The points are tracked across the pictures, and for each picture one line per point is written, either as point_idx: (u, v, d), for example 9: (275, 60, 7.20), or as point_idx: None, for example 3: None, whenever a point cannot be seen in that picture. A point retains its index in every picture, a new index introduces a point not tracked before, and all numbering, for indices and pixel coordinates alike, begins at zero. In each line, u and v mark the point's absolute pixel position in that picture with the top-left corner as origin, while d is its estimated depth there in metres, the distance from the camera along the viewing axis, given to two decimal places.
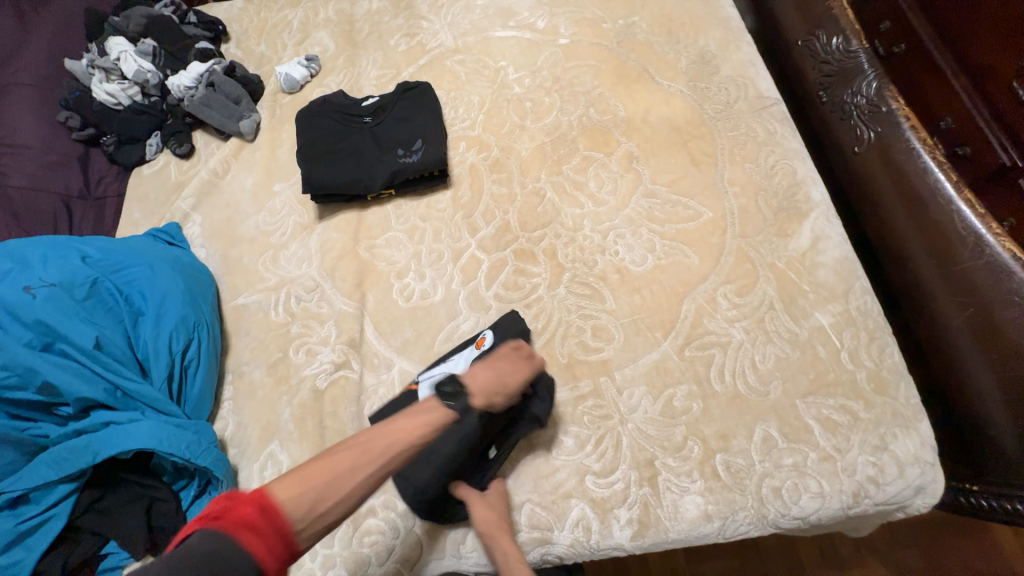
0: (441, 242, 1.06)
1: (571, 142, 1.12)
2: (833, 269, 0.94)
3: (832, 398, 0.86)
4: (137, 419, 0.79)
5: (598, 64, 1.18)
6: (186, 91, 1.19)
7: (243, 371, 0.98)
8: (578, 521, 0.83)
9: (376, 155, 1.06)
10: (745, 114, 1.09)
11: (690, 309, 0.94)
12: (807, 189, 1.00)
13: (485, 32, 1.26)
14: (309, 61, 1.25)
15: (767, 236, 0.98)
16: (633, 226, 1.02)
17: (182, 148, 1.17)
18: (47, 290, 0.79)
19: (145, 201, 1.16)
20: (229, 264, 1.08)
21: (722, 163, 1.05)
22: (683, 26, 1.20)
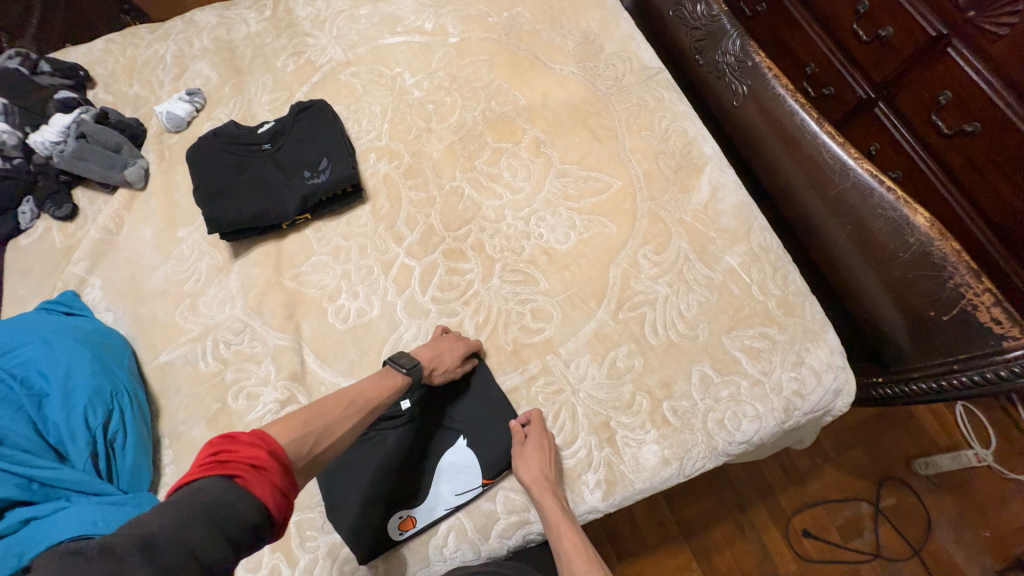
0: (368, 257, 1.05)
1: (480, 136, 1.14)
2: (733, 214, 1.03)
3: (752, 328, 0.94)
4: (63, 508, 0.72)
5: (491, 57, 1.21)
6: (54, 147, 1.07)
7: (181, 431, 0.92)
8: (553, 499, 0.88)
9: (281, 181, 1.03)
10: (634, 85, 1.16)
11: (617, 275, 0.99)
12: (699, 146, 1.09)
13: (374, 41, 1.25)
14: (191, 95, 1.18)
15: (672, 194, 1.05)
16: (552, 207, 1.06)
17: (62, 210, 1.07)
18: None
19: (29, 274, 1.05)
20: (142, 323, 1.00)
21: (622, 134, 1.11)
22: (564, 10, 1.25)
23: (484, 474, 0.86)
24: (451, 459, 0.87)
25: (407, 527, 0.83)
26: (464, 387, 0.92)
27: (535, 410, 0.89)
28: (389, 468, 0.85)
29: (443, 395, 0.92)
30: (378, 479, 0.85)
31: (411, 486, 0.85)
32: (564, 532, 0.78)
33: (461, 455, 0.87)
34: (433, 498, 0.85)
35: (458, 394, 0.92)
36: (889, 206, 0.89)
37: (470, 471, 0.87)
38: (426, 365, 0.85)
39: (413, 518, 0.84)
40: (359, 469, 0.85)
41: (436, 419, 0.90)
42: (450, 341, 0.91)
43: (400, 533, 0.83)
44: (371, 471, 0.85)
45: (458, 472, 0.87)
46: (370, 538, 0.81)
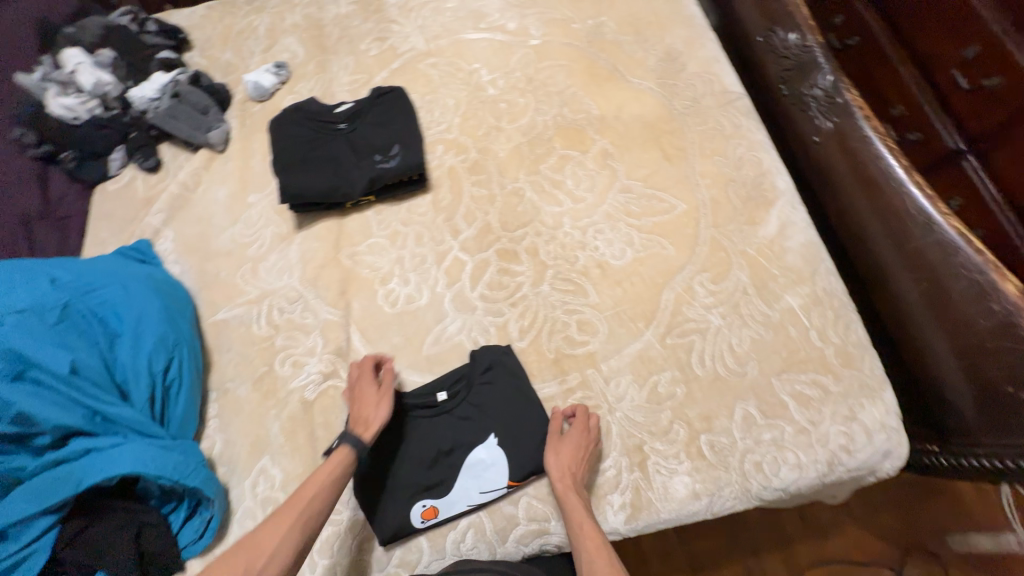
0: (424, 246, 1.07)
1: (548, 141, 1.14)
2: (799, 253, 0.99)
3: (805, 374, 0.90)
4: (121, 444, 0.77)
5: (570, 64, 1.21)
6: (151, 103, 1.15)
7: (228, 387, 0.96)
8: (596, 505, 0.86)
9: (353, 161, 1.06)
10: (712, 108, 1.14)
11: (670, 298, 0.97)
12: (772, 179, 1.06)
13: (457, 35, 1.27)
14: (278, 68, 1.23)
15: (738, 224, 1.02)
16: (612, 221, 1.05)
17: (149, 162, 1.14)
18: (15, 317, 0.75)
19: (112, 219, 1.12)
20: (206, 279, 1.05)
21: (693, 156, 1.09)
22: (650, 25, 1.24)
23: (511, 477, 0.86)
24: (481, 456, 0.87)
25: (430, 515, 0.85)
26: (501, 386, 0.93)
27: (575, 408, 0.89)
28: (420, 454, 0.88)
29: (479, 393, 0.92)
30: (410, 463, 0.88)
31: (439, 475, 0.87)
32: (585, 531, 0.78)
33: (490, 453, 0.88)
34: (458, 491, 0.86)
35: (494, 394, 0.92)
36: (975, 268, 0.83)
37: (497, 471, 0.87)
38: (359, 428, 0.84)
39: (436, 509, 0.85)
40: (392, 450, 0.89)
41: (471, 413, 0.91)
42: (364, 390, 0.88)
43: (421, 521, 0.85)
44: (403, 454, 0.88)
45: (482, 467, 0.87)
46: (393, 520, 0.84)
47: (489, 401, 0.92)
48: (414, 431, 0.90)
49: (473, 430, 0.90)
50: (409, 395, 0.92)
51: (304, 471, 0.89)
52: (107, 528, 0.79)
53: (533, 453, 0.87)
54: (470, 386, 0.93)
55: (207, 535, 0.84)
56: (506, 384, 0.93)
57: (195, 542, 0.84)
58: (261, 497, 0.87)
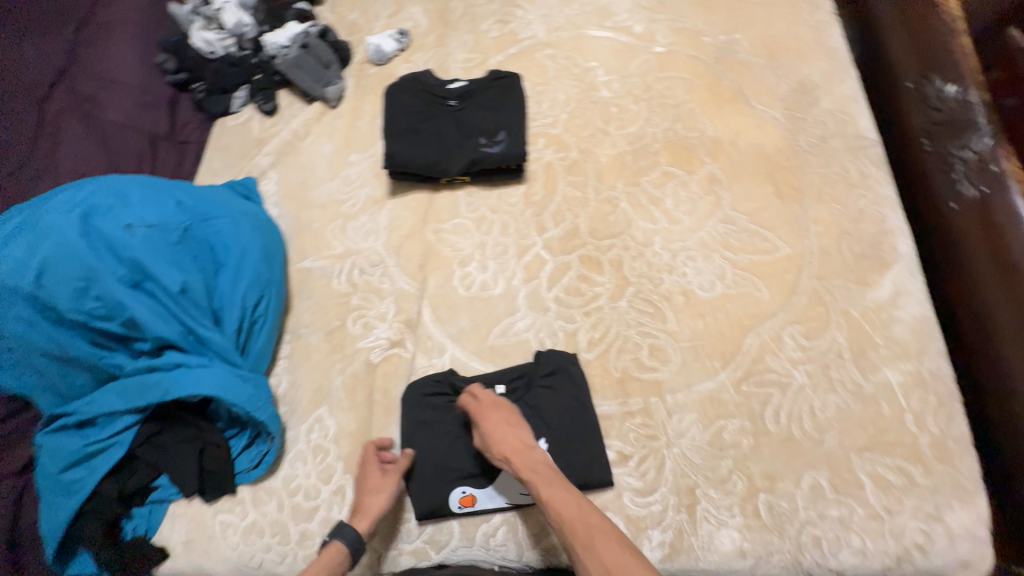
0: (508, 236, 1.06)
1: (653, 154, 1.10)
2: (910, 326, 0.90)
3: (890, 458, 0.83)
4: (205, 365, 0.81)
5: (691, 78, 1.16)
6: (281, 50, 1.20)
7: (301, 333, 1.00)
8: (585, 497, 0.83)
9: (457, 139, 1.06)
10: (840, 151, 1.05)
11: (754, 343, 0.92)
12: (893, 240, 0.96)
13: (579, 29, 1.25)
14: (401, 36, 1.25)
15: (845, 281, 0.94)
16: (706, 250, 1.00)
17: (268, 105, 1.20)
18: (145, 230, 0.81)
19: (225, 152, 1.19)
20: (299, 226, 1.10)
21: (808, 199, 1.02)
22: (787, 51, 1.16)
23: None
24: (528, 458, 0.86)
25: (467, 503, 0.85)
26: (560, 393, 0.91)
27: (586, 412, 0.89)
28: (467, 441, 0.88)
29: (537, 396, 0.90)
30: (455, 448, 0.88)
31: (481, 466, 0.87)
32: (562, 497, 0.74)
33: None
34: (499, 487, 0.86)
35: (552, 400, 0.90)
36: None
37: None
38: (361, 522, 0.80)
39: (474, 498, 0.85)
40: (440, 430, 0.89)
41: (526, 412, 0.90)
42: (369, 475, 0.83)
43: (458, 507, 0.85)
44: (450, 437, 0.88)
45: None
46: (431, 498, 0.85)
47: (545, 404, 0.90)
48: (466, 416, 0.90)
49: None
50: (468, 379, 0.92)
51: (356, 429, 0.92)
52: (179, 438, 0.85)
53: (581, 468, 0.85)
54: (529, 384, 0.91)
55: (260, 467, 0.88)
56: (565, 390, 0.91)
57: (248, 470, 0.88)
58: (313, 444, 0.91)
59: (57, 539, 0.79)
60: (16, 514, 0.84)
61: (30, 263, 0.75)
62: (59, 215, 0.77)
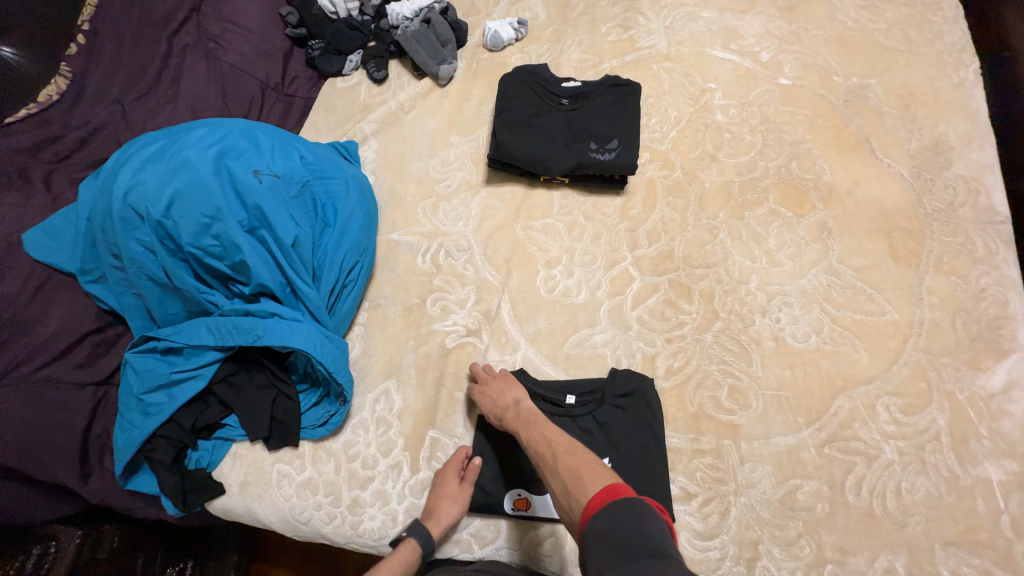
0: (598, 246, 1.04)
1: (762, 189, 1.05)
2: (1020, 423, 0.84)
3: (977, 558, 0.77)
4: (298, 320, 0.82)
5: (815, 117, 1.10)
6: (402, 21, 1.20)
7: (380, 303, 1.01)
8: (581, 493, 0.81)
9: (566, 141, 1.04)
10: (967, 222, 0.98)
11: (843, 407, 0.87)
12: (1015, 327, 0.90)
13: (703, 47, 1.20)
14: (519, 25, 1.23)
15: (955, 361, 0.88)
16: (806, 299, 0.95)
17: (379, 74, 1.21)
18: (271, 179, 0.82)
19: (331, 112, 1.21)
20: (393, 198, 1.10)
21: (925, 266, 0.95)
22: (924, 105, 1.09)
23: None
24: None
25: (521, 505, 0.83)
26: (632, 414, 0.88)
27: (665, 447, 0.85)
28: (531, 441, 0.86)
29: (609, 412, 0.88)
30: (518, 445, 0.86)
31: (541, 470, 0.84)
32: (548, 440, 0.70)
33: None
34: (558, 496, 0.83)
35: (624, 419, 0.87)
36: None
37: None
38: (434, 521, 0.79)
39: (529, 501, 0.83)
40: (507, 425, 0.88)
41: (592, 428, 0.87)
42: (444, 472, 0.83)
43: (512, 508, 0.83)
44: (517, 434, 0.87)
45: None
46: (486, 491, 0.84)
47: (611, 425, 0.87)
48: None
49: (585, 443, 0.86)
50: (538, 382, 0.91)
51: (421, 409, 0.92)
52: (256, 384, 0.87)
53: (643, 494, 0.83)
54: (599, 401, 0.88)
55: (324, 427, 0.89)
56: (635, 413, 0.88)
57: (313, 427, 0.90)
58: (377, 415, 0.92)
59: (129, 455, 0.82)
60: (90, 423, 0.86)
61: (162, 192, 0.77)
62: (195, 150, 0.79)
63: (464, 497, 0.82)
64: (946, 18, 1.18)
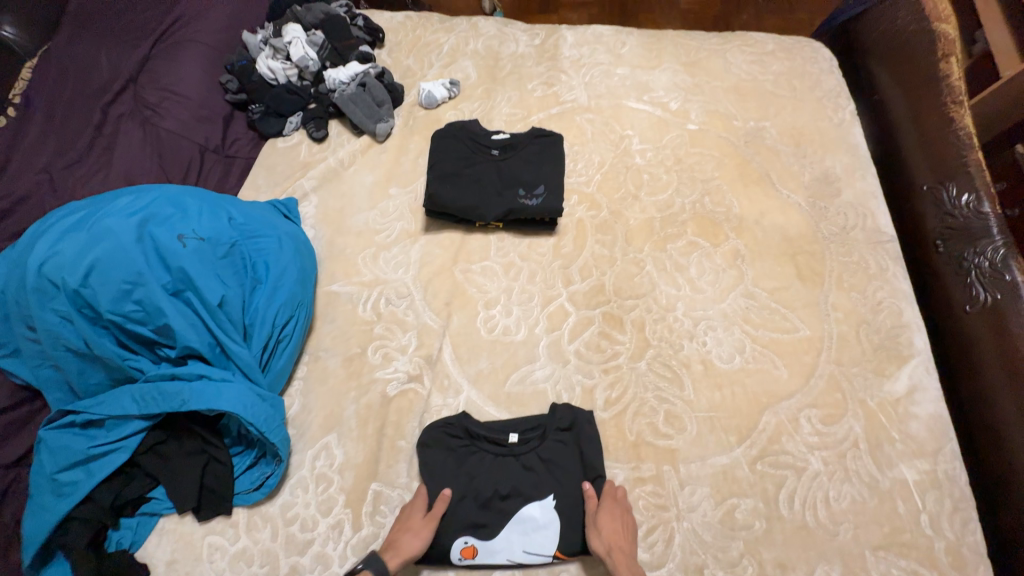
0: (534, 285, 1.08)
1: (681, 224, 1.14)
2: (926, 424, 0.91)
3: (904, 560, 0.81)
4: (227, 380, 0.81)
5: (721, 157, 1.22)
6: (340, 85, 1.29)
7: (320, 355, 1.00)
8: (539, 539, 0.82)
9: (497, 189, 1.11)
10: (860, 243, 1.10)
11: (770, 422, 0.92)
12: (910, 334, 0.98)
13: (619, 99, 1.33)
14: (452, 85, 1.33)
15: (863, 370, 0.96)
16: (727, 322, 1.02)
17: (319, 133, 1.26)
18: (196, 243, 0.83)
19: (271, 171, 1.24)
20: (333, 250, 1.12)
21: (829, 285, 1.05)
22: (813, 142, 1.23)
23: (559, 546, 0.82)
24: (534, 512, 0.84)
25: (467, 555, 0.81)
26: (573, 448, 0.89)
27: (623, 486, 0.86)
28: (474, 486, 0.86)
29: (550, 448, 0.89)
30: (464, 492, 0.85)
31: (487, 513, 0.84)
32: None
33: (546, 509, 0.84)
34: (503, 538, 0.82)
35: (564, 454, 0.89)
36: None
37: (549, 537, 0.82)
38: None
39: (474, 551, 0.82)
40: (450, 472, 0.87)
41: (535, 465, 0.88)
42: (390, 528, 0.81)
43: (459, 558, 0.81)
44: (461, 481, 0.86)
45: (538, 531, 0.83)
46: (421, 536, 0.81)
47: (555, 460, 0.88)
48: (474, 463, 0.88)
49: (533, 484, 0.86)
50: (480, 425, 0.91)
51: (362, 462, 0.90)
52: (184, 451, 0.84)
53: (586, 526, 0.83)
54: (542, 438, 0.90)
55: (259, 491, 0.86)
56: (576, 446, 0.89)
57: (247, 492, 0.86)
58: (317, 472, 0.89)
59: (36, 542, 0.75)
60: None
61: (79, 262, 0.76)
62: (117, 219, 0.80)
63: (420, 535, 0.79)
64: (823, 69, 1.35)
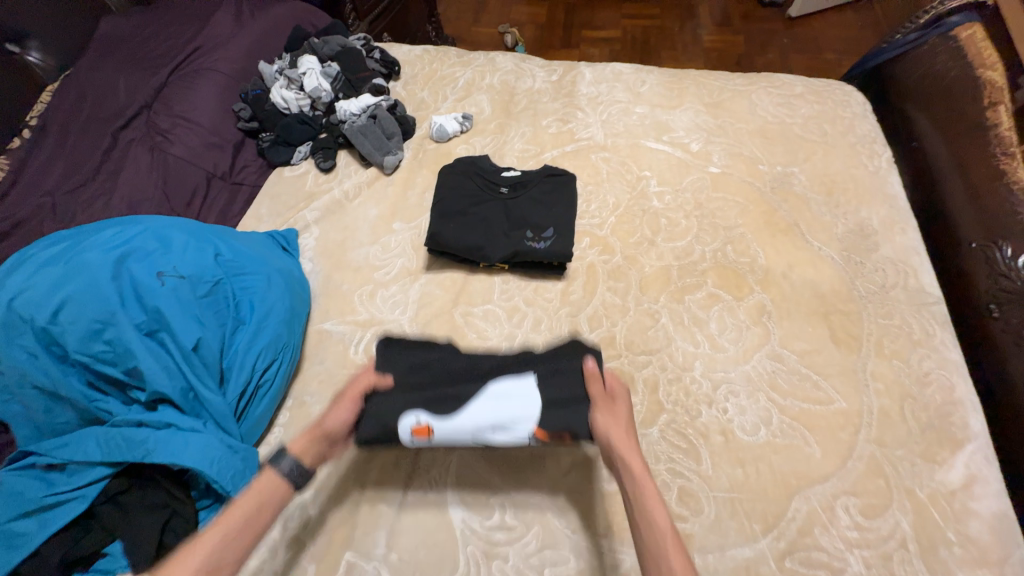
0: (539, 333, 1.00)
1: (700, 273, 1.06)
2: (988, 524, 0.77)
3: None
4: (197, 430, 0.74)
5: (745, 203, 1.14)
6: (350, 116, 1.27)
7: (304, 401, 0.93)
8: (510, 404, 0.76)
9: (504, 228, 1.05)
10: (901, 304, 0.99)
11: (801, 510, 0.80)
12: (964, 413, 0.86)
13: (637, 139, 1.27)
14: (464, 119, 1.30)
15: (909, 453, 0.84)
16: (751, 387, 0.92)
17: (326, 163, 1.23)
18: (175, 280, 0.79)
19: (275, 200, 1.21)
20: (328, 286, 1.07)
21: (867, 350, 0.94)
22: (846, 191, 1.15)
23: (539, 427, 0.74)
24: (509, 388, 0.78)
25: (420, 433, 0.74)
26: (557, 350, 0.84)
27: (627, 385, 0.77)
28: (450, 376, 0.82)
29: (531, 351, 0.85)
30: (426, 383, 0.81)
31: (457, 392, 0.79)
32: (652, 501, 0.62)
33: (525, 385, 0.78)
34: (469, 418, 0.75)
35: (553, 354, 0.85)
36: None
37: (526, 411, 0.75)
38: None
39: (429, 429, 0.75)
40: (415, 368, 0.83)
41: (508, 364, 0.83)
42: None
43: (413, 434, 0.74)
44: (425, 372, 0.82)
45: (508, 401, 0.77)
46: (386, 422, 0.75)
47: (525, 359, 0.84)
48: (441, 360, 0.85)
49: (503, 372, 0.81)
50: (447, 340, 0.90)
51: (337, 527, 0.81)
52: (145, 503, 0.75)
53: (571, 417, 0.74)
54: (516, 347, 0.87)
55: None
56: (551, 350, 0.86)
57: None
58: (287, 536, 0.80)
59: None
60: None
61: (51, 298, 0.73)
62: (96, 253, 0.77)
63: None
64: (856, 113, 1.28)
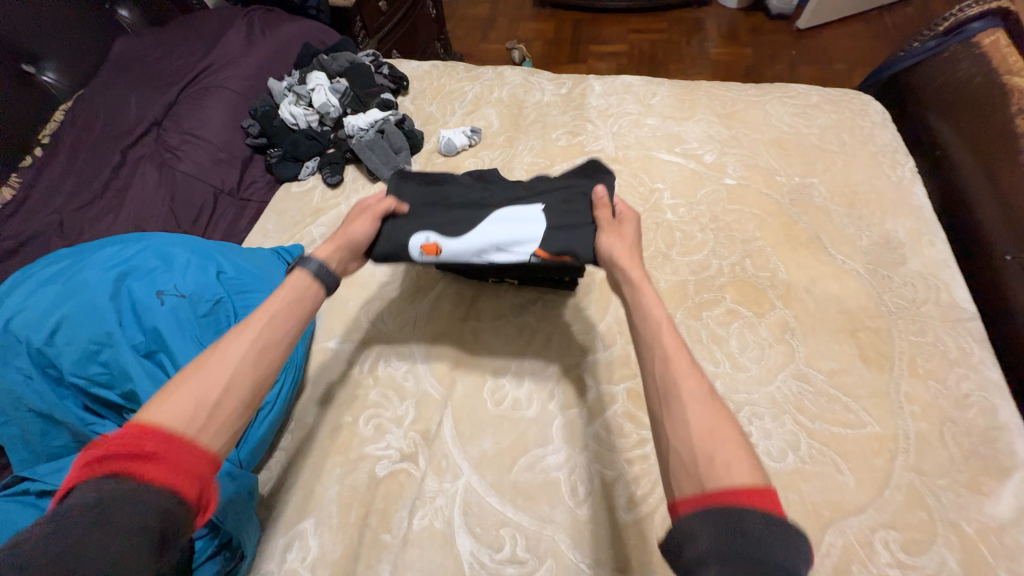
0: (550, 351, 0.96)
1: (718, 288, 1.01)
2: None
3: None
4: None
5: (763, 216, 1.11)
6: (358, 131, 1.27)
7: (307, 424, 0.90)
8: (516, 224, 0.83)
9: None
10: (934, 320, 0.94)
11: (836, 545, 0.74)
12: (1010, 439, 0.80)
13: (649, 150, 1.24)
14: (473, 132, 1.28)
15: (953, 483, 0.78)
16: (776, 409, 0.87)
17: (333, 178, 1.22)
18: (176, 299, 0.77)
19: (281, 216, 1.20)
20: (333, 304, 1.05)
21: (899, 370, 0.89)
22: (868, 203, 1.10)
23: (539, 247, 0.80)
24: (517, 215, 0.84)
25: (429, 249, 0.82)
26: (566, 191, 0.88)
27: (636, 212, 0.80)
28: (460, 205, 0.88)
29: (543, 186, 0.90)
30: (439, 211, 0.87)
31: (463, 223, 0.85)
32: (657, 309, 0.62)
33: (529, 213, 0.84)
34: (476, 238, 0.82)
35: (559, 191, 0.88)
36: None
37: (529, 233, 0.81)
38: None
39: (438, 248, 0.82)
40: (430, 196, 0.90)
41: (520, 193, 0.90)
42: None
43: (423, 249, 0.83)
44: (441, 200, 0.89)
45: (514, 225, 0.83)
46: (399, 241, 0.83)
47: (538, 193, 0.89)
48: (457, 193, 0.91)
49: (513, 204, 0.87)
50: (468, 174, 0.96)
51: (339, 559, 0.76)
52: None
53: (571, 241, 0.79)
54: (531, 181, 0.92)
55: None
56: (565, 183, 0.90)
57: None
58: (287, 569, 0.76)
59: None
60: None
61: (49, 318, 0.72)
62: (96, 272, 0.76)
63: None
64: (875, 123, 1.24)
